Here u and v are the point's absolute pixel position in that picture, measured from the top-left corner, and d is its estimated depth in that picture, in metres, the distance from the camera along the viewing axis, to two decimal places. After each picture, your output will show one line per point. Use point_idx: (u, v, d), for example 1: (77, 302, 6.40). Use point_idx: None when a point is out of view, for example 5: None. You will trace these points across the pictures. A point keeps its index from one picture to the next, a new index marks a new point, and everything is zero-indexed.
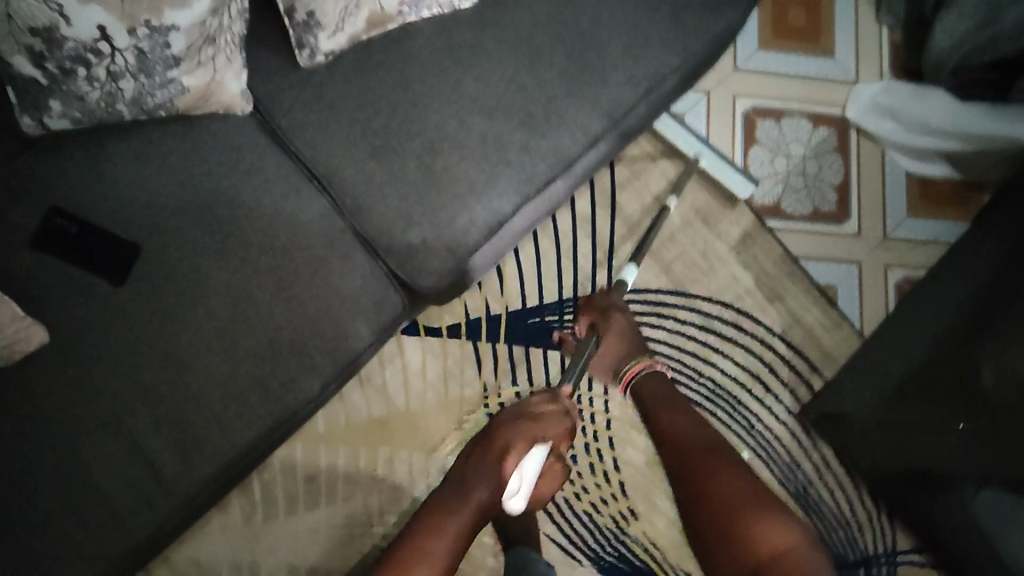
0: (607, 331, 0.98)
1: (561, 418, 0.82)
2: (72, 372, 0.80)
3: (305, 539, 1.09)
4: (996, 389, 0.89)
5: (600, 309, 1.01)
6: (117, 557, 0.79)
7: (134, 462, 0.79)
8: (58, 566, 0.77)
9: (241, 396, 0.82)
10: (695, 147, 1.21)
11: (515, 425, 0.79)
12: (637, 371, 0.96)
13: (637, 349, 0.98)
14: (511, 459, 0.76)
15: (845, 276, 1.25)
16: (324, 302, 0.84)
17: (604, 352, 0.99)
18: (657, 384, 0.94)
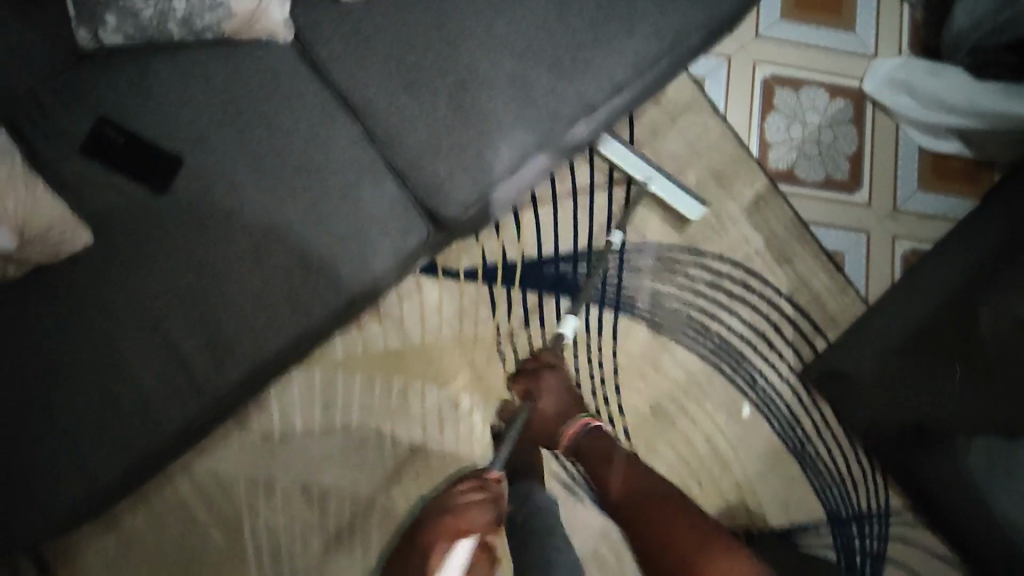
0: (540, 394, 1.05)
1: (485, 507, 0.85)
2: (113, 270, 0.85)
3: (319, 460, 1.16)
4: (995, 332, 0.98)
5: (532, 370, 1.08)
6: (150, 446, 0.84)
7: (169, 359, 0.85)
8: (93, 449, 0.83)
9: (271, 304, 0.86)
10: (645, 171, 1.21)
11: (440, 523, 0.84)
12: (576, 430, 1.01)
13: (568, 408, 1.04)
14: (435, 559, 0.79)
15: (854, 244, 1.29)
16: (354, 221, 0.89)
17: (544, 412, 1.04)
18: (591, 442, 1.00)
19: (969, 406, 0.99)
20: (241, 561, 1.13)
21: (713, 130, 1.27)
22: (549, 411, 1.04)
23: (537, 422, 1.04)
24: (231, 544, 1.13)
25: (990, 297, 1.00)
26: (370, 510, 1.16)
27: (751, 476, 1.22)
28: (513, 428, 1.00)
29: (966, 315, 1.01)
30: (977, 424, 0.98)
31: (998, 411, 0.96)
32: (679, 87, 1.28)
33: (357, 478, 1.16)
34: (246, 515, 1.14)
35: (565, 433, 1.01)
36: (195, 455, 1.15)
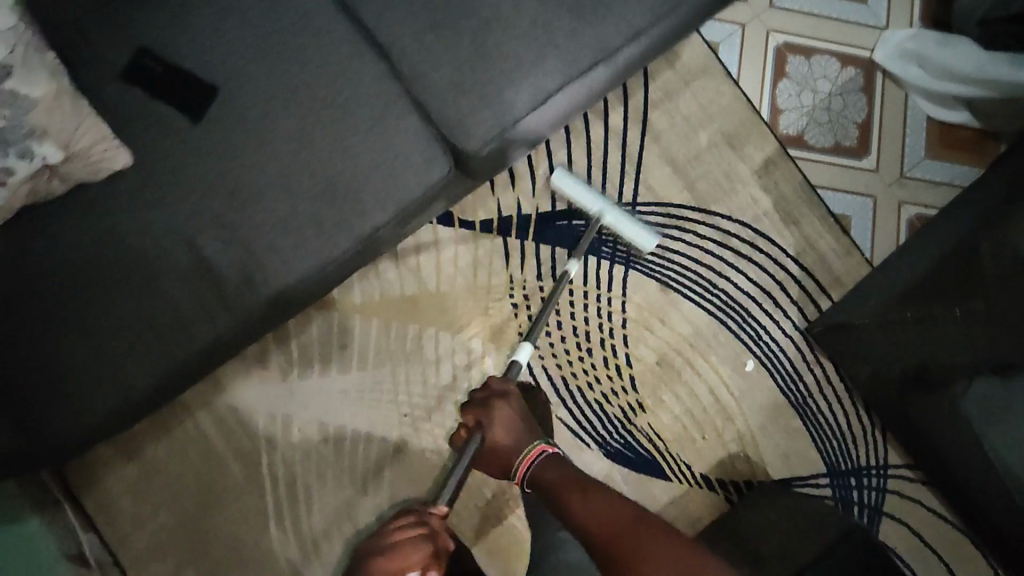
0: (489, 425, 0.95)
1: (421, 540, 0.73)
2: (153, 192, 0.90)
3: (335, 398, 1.20)
4: (992, 270, 0.97)
5: (482, 400, 0.99)
6: (186, 355, 0.91)
7: (204, 276, 0.90)
8: (132, 355, 0.89)
9: (301, 229, 0.92)
10: (599, 206, 1.17)
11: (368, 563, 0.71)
12: (531, 462, 0.91)
13: (523, 440, 0.94)
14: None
15: (860, 208, 1.32)
16: (381, 154, 0.94)
17: (497, 445, 0.94)
18: (549, 468, 0.89)
19: (966, 347, 0.99)
20: (258, 493, 1.17)
21: (725, 94, 1.31)
22: (500, 444, 0.94)
23: (490, 456, 0.95)
24: (249, 477, 1.17)
25: (988, 241, 0.99)
26: (383, 448, 1.20)
27: (754, 429, 1.25)
28: (459, 466, 0.91)
29: (965, 263, 1.02)
30: (976, 367, 0.98)
31: (995, 349, 0.95)
32: (694, 51, 1.31)
33: (372, 418, 1.20)
34: (264, 449, 1.18)
35: (521, 466, 0.91)
36: (215, 391, 1.19)
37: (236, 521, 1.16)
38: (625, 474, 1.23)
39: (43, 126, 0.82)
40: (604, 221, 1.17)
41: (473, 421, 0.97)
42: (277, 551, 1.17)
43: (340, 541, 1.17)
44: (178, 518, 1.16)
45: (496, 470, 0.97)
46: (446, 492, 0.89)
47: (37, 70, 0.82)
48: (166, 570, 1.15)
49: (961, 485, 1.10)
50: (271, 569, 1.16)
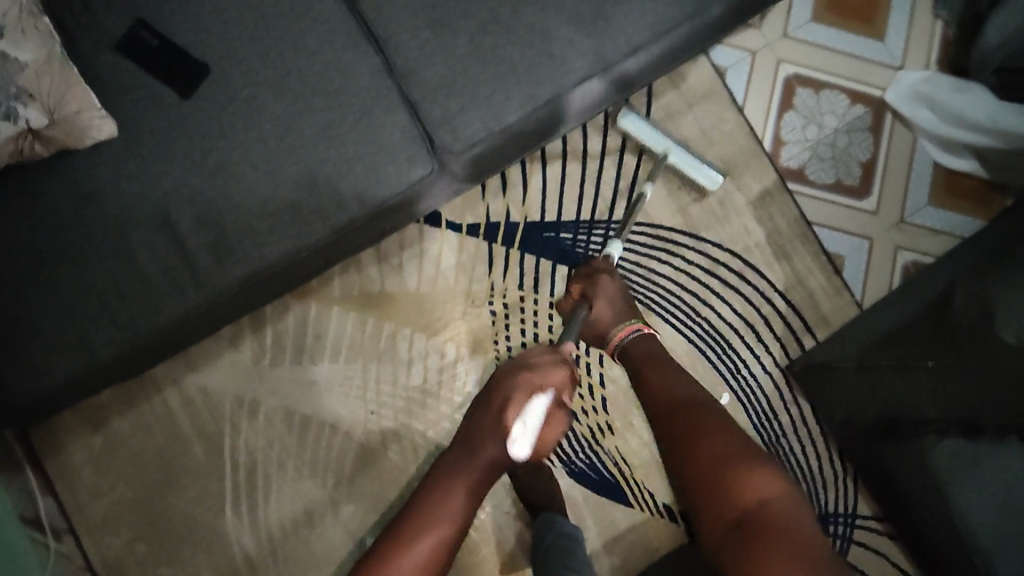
0: (597, 296, 1.06)
1: (558, 364, 0.92)
2: (131, 167, 0.91)
3: (305, 388, 1.20)
4: (964, 319, 1.00)
5: (587, 274, 1.09)
6: (149, 332, 0.92)
7: (173, 255, 0.91)
8: (96, 326, 0.90)
9: (273, 217, 0.92)
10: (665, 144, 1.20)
11: (514, 379, 0.90)
12: (627, 335, 1.04)
13: (622, 319, 1.06)
14: (512, 408, 0.86)
15: (855, 249, 1.29)
16: (362, 150, 0.93)
17: (599, 317, 1.06)
18: (641, 344, 1.03)
19: (937, 400, 1.00)
20: (216, 475, 1.17)
21: (728, 121, 1.29)
22: (602, 318, 1.06)
23: (592, 325, 1.07)
24: (210, 459, 1.17)
25: (962, 293, 1.02)
26: (346, 443, 1.19)
27: None
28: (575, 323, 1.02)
29: (940, 323, 1.03)
30: (948, 425, 0.98)
31: (965, 404, 0.97)
32: (700, 75, 1.30)
33: (339, 412, 1.20)
34: (228, 433, 1.18)
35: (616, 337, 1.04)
36: (186, 368, 1.19)
37: (193, 501, 1.17)
38: (587, 495, 1.21)
39: (30, 89, 0.84)
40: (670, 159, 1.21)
41: (578, 292, 1.08)
42: (230, 535, 1.16)
43: (295, 531, 1.17)
44: (136, 491, 1.16)
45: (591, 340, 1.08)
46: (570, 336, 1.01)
47: (30, 34, 0.84)
48: (119, 542, 1.15)
49: (931, 558, 1.05)
50: (222, 552, 1.16)
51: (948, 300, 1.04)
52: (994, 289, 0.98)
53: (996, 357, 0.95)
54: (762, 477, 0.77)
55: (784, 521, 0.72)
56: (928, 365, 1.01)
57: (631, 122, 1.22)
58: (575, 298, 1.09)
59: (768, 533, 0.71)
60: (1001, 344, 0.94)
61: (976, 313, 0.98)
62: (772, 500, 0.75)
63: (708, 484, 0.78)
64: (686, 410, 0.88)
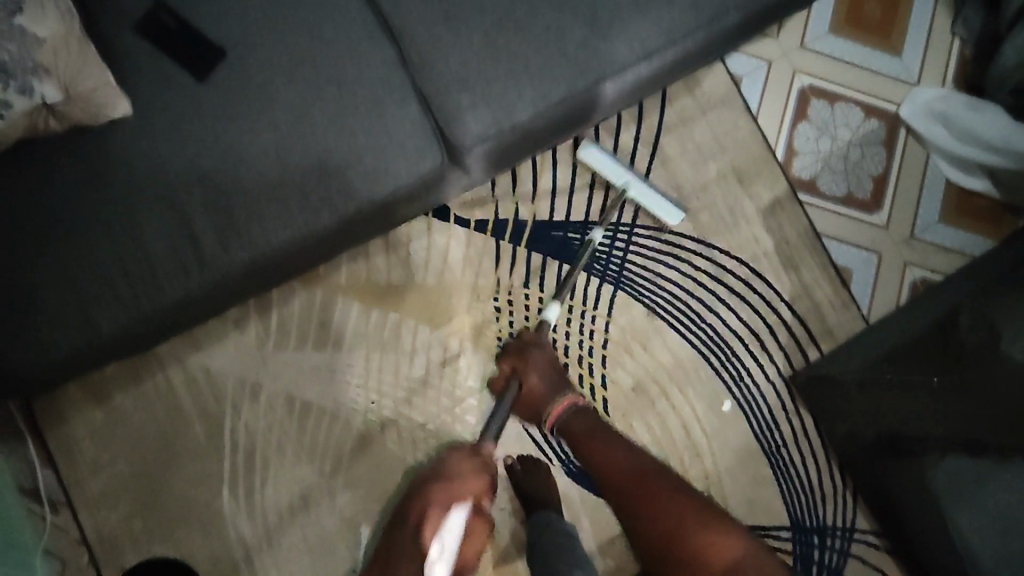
0: (529, 372, 1.09)
1: (476, 472, 1.01)
2: (145, 144, 0.92)
3: (307, 373, 1.20)
4: (970, 334, 0.98)
5: (517, 350, 1.12)
6: (158, 306, 0.93)
7: (181, 232, 0.92)
8: (104, 296, 0.91)
9: (283, 201, 0.93)
10: (624, 178, 1.20)
11: (434, 494, 0.99)
12: (562, 409, 1.06)
13: (554, 391, 1.08)
14: (429, 530, 0.95)
15: (864, 262, 1.29)
16: (374, 138, 0.94)
17: (533, 392, 1.09)
18: (575, 419, 1.05)
19: (939, 418, 0.98)
20: (215, 456, 1.18)
21: (741, 129, 1.29)
22: (535, 392, 1.09)
23: (526, 402, 1.09)
24: (210, 440, 1.18)
25: (970, 313, 1.00)
26: (345, 431, 1.20)
27: (722, 470, 1.22)
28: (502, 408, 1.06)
29: (946, 339, 1.01)
30: (948, 445, 0.96)
31: (970, 428, 0.94)
32: (715, 81, 1.30)
33: (340, 400, 1.20)
34: (229, 414, 1.19)
35: (551, 413, 1.06)
36: (190, 349, 1.20)
37: (190, 481, 1.17)
38: (584, 495, 1.21)
39: (46, 65, 0.84)
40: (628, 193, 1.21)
41: (509, 368, 1.12)
42: (227, 516, 1.17)
43: (290, 516, 1.17)
44: (135, 468, 1.17)
45: (530, 414, 1.12)
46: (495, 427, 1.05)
47: (49, 9, 0.85)
48: (115, 517, 1.16)
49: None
50: (216, 533, 1.16)
51: (954, 320, 1.02)
52: (1005, 313, 0.95)
53: (1000, 379, 0.92)
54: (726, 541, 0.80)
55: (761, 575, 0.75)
56: (933, 384, 0.99)
57: (591, 153, 1.21)
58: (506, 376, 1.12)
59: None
60: (1007, 365, 0.92)
61: (983, 335, 0.96)
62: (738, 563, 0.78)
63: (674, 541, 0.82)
64: (630, 476, 0.92)
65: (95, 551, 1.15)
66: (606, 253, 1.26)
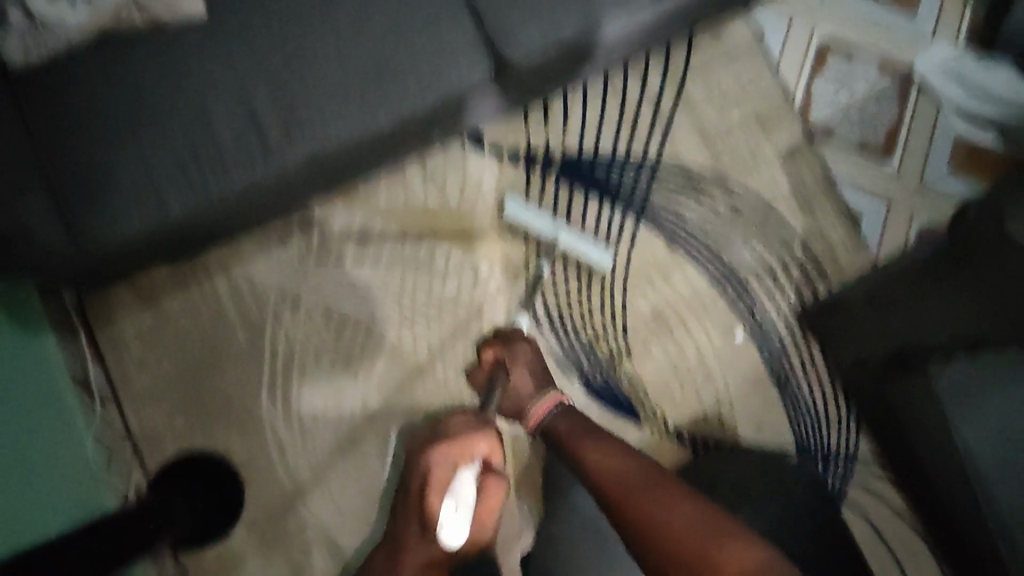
0: (513, 363, 1.15)
1: (477, 437, 0.99)
2: (218, 44, 1.00)
3: (344, 288, 1.27)
4: (983, 231, 1.07)
5: (503, 339, 1.20)
6: (219, 196, 1.01)
7: (249, 126, 1.00)
8: (170, 182, 0.99)
9: (344, 102, 1.01)
10: (553, 226, 1.28)
11: (438, 455, 0.98)
12: (548, 408, 1.08)
13: (538, 387, 1.11)
14: (438, 490, 0.96)
15: (875, 208, 1.36)
16: (428, 48, 1.02)
17: (516, 386, 1.12)
18: (564, 419, 1.06)
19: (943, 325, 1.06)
20: (256, 361, 1.24)
21: (762, 77, 1.37)
22: (518, 386, 1.12)
23: (510, 395, 1.12)
24: (252, 345, 1.24)
25: (982, 216, 1.09)
26: (379, 345, 1.26)
27: (733, 394, 1.29)
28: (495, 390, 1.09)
29: (965, 242, 1.11)
30: (953, 347, 1.03)
31: (978, 322, 1.04)
32: (738, 32, 1.37)
33: (376, 313, 1.27)
34: (270, 323, 1.25)
35: (535, 411, 1.08)
36: (235, 261, 1.26)
37: (232, 383, 1.23)
38: (602, 414, 1.27)
39: None
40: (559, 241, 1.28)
41: (494, 358, 1.18)
42: (264, 419, 1.23)
43: (326, 422, 1.23)
44: (180, 368, 1.23)
45: (511, 411, 1.14)
46: (491, 402, 1.08)
47: None
48: (158, 414, 1.22)
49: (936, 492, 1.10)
50: (255, 434, 1.22)
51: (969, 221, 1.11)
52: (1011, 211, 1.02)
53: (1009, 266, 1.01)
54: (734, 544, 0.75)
55: None
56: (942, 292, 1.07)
57: (515, 209, 1.28)
58: (491, 363, 1.18)
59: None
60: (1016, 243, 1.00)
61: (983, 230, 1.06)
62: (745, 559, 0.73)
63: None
64: (634, 485, 0.88)
65: (139, 446, 1.21)
66: (630, 188, 1.33)
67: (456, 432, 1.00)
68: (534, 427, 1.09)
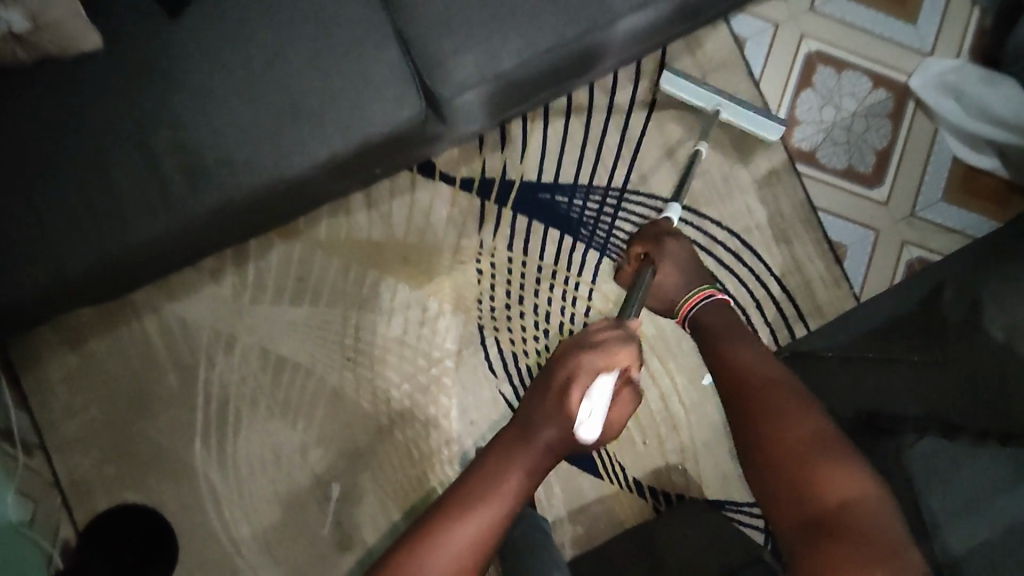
0: (661, 259, 0.96)
1: (627, 342, 0.83)
2: (113, 81, 0.88)
3: (283, 328, 1.19)
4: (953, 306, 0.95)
5: (654, 236, 0.98)
6: (117, 252, 0.90)
7: (147, 175, 0.89)
8: (60, 238, 0.88)
9: (253, 144, 0.89)
10: (717, 101, 1.18)
11: (576, 357, 0.82)
12: (697, 304, 0.92)
13: (692, 282, 0.94)
14: (577, 392, 0.80)
15: (859, 239, 1.25)
16: (349, 84, 0.89)
17: (662, 281, 0.95)
18: (714, 315, 0.90)
19: (917, 394, 0.94)
20: (189, 406, 1.17)
21: (741, 94, 1.24)
22: (666, 283, 0.95)
23: (656, 292, 0.97)
24: (185, 390, 1.17)
25: (953, 289, 0.96)
26: (320, 389, 1.18)
27: (697, 443, 1.21)
28: (636, 297, 0.93)
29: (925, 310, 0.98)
30: (928, 423, 0.92)
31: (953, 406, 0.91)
32: (717, 43, 1.24)
33: (316, 355, 1.19)
34: (203, 365, 1.18)
35: (684, 306, 0.92)
36: (166, 299, 1.19)
37: (164, 431, 1.17)
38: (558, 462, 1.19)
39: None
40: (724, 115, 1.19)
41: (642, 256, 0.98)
42: (197, 467, 1.17)
43: (262, 468, 1.17)
44: (109, 414, 1.17)
45: (658, 307, 0.98)
46: (630, 314, 0.91)
47: None
48: (87, 462, 1.16)
49: None
50: (188, 484, 1.16)
51: (939, 294, 0.98)
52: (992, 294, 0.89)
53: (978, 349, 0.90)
54: (844, 472, 0.63)
55: (865, 529, 0.58)
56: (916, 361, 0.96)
57: (675, 83, 1.19)
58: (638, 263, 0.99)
59: (842, 535, 0.58)
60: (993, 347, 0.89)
61: (967, 308, 0.93)
62: (857, 499, 0.61)
63: (801, 490, 0.63)
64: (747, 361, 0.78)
65: (69, 496, 1.16)
66: (593, 218, 1.22)
67: (607, 337, 0.83)
68: (683, 320, 0.94)
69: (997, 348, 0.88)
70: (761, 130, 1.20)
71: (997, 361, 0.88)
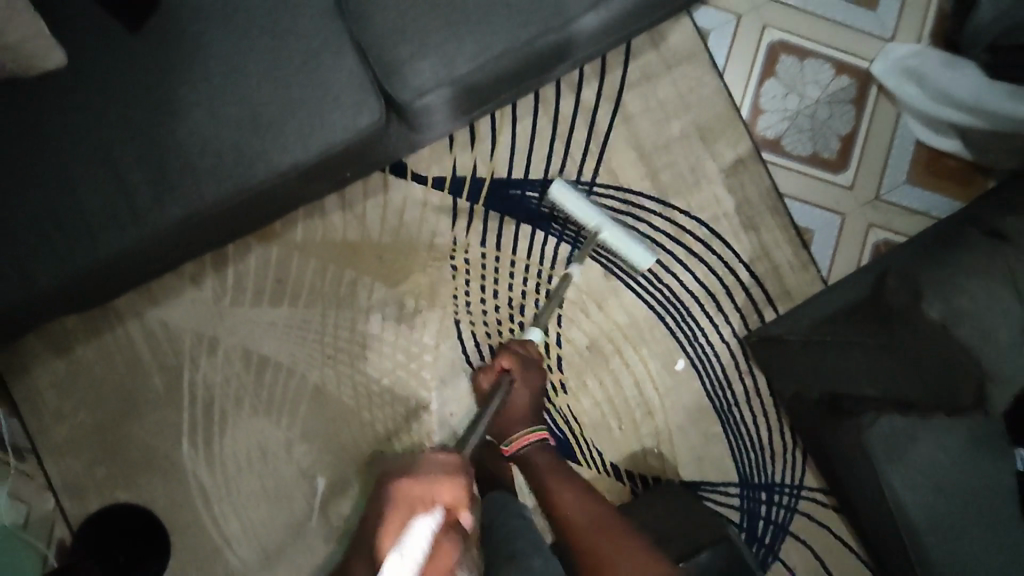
0: (519, 377, 1.12)
1: (453, 476, 0.87)
2: (80, 97, 0.91)
3: (264, 328, 1.22)
4: (896, 291, 0.99)
5: (520, 356, 1.13)
6: (89, 265, 0.93)
7: (115, 189, 0.91)
8: (33, 253, 0.91)
9: (218, 154, 0.92)
10: (597, 219, 1.16)
11: (398, 492, 0.86)
12: (528, 441, 1.10)
13: (534, 417, 1.12)
14: (393, 537, 0.82)
15: (826, 224, 1.28)
16: (311, 92, 0.92)
17: (513, 404, 1.12)
18: (539, 455, 1.09)
19: (875, 373, 0.98)
20: (175, 407, 1.20)
21: (705, 86, 1.26)
22: (517, 405, 1.12)
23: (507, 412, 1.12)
24: (169, 392, 1.21)
25: (896, 275, 1.01)
26: (302, 387, 1.21)
27: (673, 428, 1.24)
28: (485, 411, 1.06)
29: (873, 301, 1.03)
30: (883, 401, 0.95)
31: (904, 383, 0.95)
32: (680, 36, 1.27)
33: (296, 354, 1.22)
34: (187, 367, 1.21)
35: (522, 437, 1.09)
36: (148, 305, 1.22)
37: (152, 432, 1.20)
38: None
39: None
40: (601, 236, 1.17)
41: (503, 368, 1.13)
42: (186, 466, 1.20)
43: (249, 465, 1.20)
44: (96, 419, 1.20)
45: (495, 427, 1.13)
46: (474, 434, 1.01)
47: None
48: (78, 465, 1.20)
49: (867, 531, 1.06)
50: (177, 483, 1.20)
51: (884, 281, 1.03)
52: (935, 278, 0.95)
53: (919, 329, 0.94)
54: None
55: None
56: (874, 342, 0.99)
57: (563, 193, 1.18)
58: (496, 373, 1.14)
59: None
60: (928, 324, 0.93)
61: (906, 295, 0.97)
62: None
63: None
64: (596, 535, 0.96)
65: (62, 499, 1.19)
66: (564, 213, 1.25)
67: (432, 468, 0.87)
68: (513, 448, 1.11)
69: (932, 327, 0.93)
70: (630, 257, 1.17)
71: (933, 340, 0.93)
